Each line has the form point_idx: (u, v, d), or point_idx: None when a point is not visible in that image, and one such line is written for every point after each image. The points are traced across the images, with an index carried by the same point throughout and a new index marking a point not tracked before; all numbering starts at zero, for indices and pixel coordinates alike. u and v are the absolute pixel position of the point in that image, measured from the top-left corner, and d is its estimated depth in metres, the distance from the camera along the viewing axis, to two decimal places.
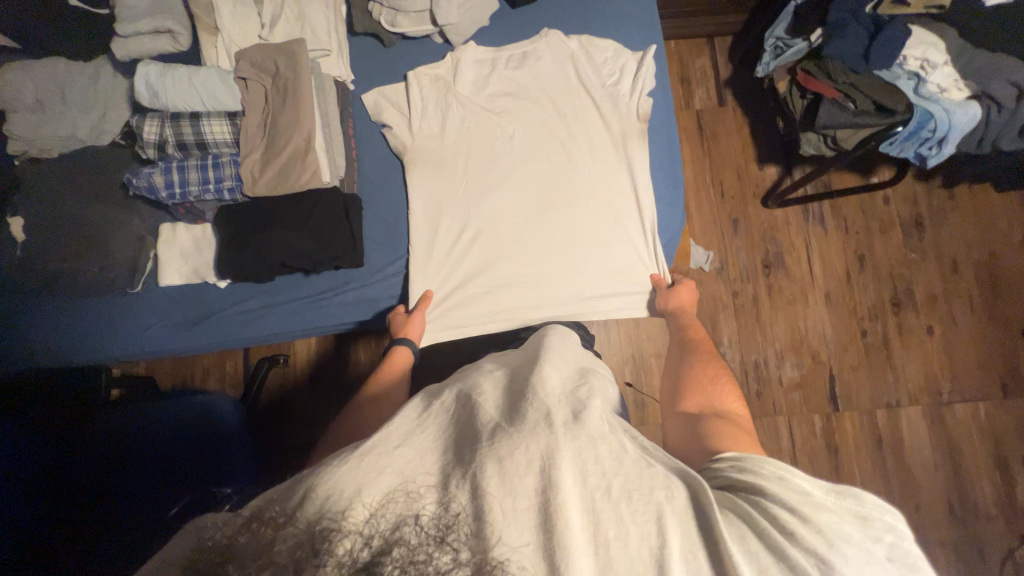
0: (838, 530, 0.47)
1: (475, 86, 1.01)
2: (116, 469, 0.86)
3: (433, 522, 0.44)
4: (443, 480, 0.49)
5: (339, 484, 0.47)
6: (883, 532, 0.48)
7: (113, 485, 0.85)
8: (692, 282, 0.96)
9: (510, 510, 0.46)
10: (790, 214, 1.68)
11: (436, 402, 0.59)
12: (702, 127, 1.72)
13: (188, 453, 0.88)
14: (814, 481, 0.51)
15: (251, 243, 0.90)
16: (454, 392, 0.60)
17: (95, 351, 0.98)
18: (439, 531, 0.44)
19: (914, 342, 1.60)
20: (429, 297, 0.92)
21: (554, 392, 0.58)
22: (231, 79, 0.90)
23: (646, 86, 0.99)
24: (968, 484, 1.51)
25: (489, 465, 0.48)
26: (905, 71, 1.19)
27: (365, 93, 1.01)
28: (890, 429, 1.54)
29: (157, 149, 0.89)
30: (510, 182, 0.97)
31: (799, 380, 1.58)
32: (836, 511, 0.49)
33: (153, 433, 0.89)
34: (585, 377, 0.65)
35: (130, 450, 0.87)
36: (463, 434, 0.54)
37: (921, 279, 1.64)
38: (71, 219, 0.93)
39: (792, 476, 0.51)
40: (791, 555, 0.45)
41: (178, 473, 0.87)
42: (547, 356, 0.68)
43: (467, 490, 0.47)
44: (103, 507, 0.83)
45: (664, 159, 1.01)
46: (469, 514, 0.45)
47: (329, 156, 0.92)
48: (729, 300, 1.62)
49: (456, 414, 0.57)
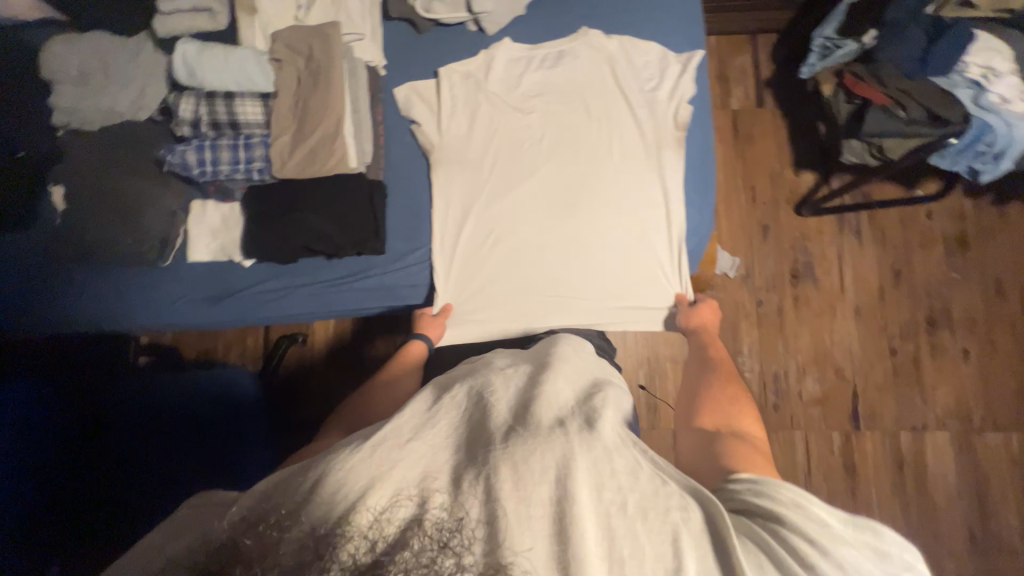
0: (859, 566, 0.46)
1: (507, 83, 0.99)
2: (135, 441, 0.90)
3: (440, 527, 0.45)
4: (453, 481, 0.49)
5: (352, 476, 0.49)
6: (902, 568, 0.47)
7: (131, 456, 0.88)
8: (715, 304, 0.96)
9: (524, 516, 0.46)
10: (824, 224, 1.61)
11: (447, 397, 0.59)
12: (737, 128, 1.66)
13: (205, 429, 0.91)
14: (832, 511, 0.49)
15: (277, 225, 0.91)
16: (465, 389, 0.60)
17: (124, 320, 1.02)
18: (444, 535, 0.45)
19: (947, 365, 1.53)
20: (447, 310, 0.94)
21: (566, 406, 0.58)
22: (265, 60, 0.90)
23: (684, 89, 0.96)
24: (994, 516, 1.45)
25: (503, 469, 0.49)
26: (965, 80, 1.11)
27: (397, 80, 1.00)
28: (914, 453, 1.49)
29: (192, 127, 0.90)
30: (535, 182, 0.95)
31: (819, 395, 1.53)
32: (856, 545, 0.47)
33: (174, 407, 0.92)
34: (599, 386, 0.64)
35: (149, 424, 0.91)
36: (474, 434, 0.54)
37: (961, 301, 1.56)
38: (106, 189, 0.95)
39: (812, 505, 0.49)
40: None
41: (193, 447, 0.89)
42: (562, 362, 0.67)
43: (478, 493, 0.48)
44: (119, 477, 0.87)
45: (697, 163, 0.97)
46: (482, 518, 0.46)
47: (357, 142, 0.92)
48: (752, 308, 1.58)
49: (468, 412, 0.57)
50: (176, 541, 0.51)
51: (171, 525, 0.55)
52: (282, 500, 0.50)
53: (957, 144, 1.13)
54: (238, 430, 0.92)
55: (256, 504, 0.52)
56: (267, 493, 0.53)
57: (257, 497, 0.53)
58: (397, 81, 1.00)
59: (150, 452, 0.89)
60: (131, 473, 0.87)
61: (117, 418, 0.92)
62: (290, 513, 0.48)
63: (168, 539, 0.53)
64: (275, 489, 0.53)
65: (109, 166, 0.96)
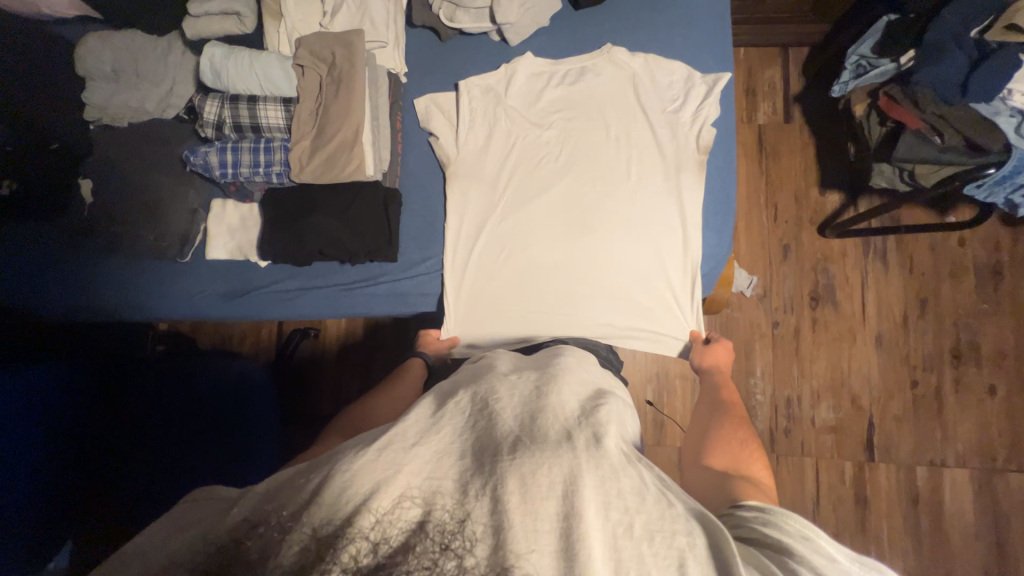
0: None
1: (527, 97, 0.98)
2: (153, 428, 0.92)
3: (441, 530, 0.48)
4: (459, 487, 0.50)
5: (356, 480, 0.49)
6: None
7: (147, 442, 0.91)
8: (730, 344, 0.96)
9: (530, 529, 0.46)
10: (849, 247, 1.56)
11: (451, 403, 0.59)
12: (763, 144, 1.62)
13: (214, 422, 0.93)
14: (838, 547, 0.50)
15: (293, 228, 0.92)
16: (469, 395, 0.60)
17: (142, 309, 1.04)
18: (445, 538, 0.48)
19: (970, 400, 1.47)
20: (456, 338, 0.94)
21: (571, 417, 0.57)
22: (290, 65, 0.91)
23: (710, 112, 0.94)
24: (1012, 560, 1.39)
25: (511, 481, 0.48)
26: (1006, 108, 1.05)
27: (418, 89, 1.01)
28: (929, 489, 1.43)
29: (216, 129, 0.92)
30: (552, 195, 0.95)
31: (833, 423, 1.48)
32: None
33: (191, 396, 0.94)
34: (602, 398, 0.63)
35: (167, 412, 0.93)
36: (478, 441, 0.54)
37: (991, 334, 1.50)
38: (135, 186, 0.98)
39: (817, 538, 0.51)
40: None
41: (208, 436, 0.92)
42: (565, 373, 0.67)
43: (484, 502, 0.48)
44: (136, 463, 0.90)
45: (717, 187, 0.96)
46: (488, 526, 0.47)
47: (375, 149, 0.92)
48: (767, 330, 1.54)
49: (472, 418, 0.57)
50: (187, 531, 0.53)
51: (179, 518, 0.56)
52: (283, 503, 0.51)
53: (994, 175, 1.08)
54: (250, 422, 0.93)
55: (257, 503, 0.53)
56: (269, 492, 0.54)
57: (256, 499, 0.54)
58: (418, 90, 1.00)
59: (166, 440, 0.91)
60: (147, 461, 0.90)
61: (134, 404, 0.95)
62: (292, 516, 0.49)
63: (171, 536, 0.53)
64: (277, 490, 0.54)
65: (138, 163, 0.99)
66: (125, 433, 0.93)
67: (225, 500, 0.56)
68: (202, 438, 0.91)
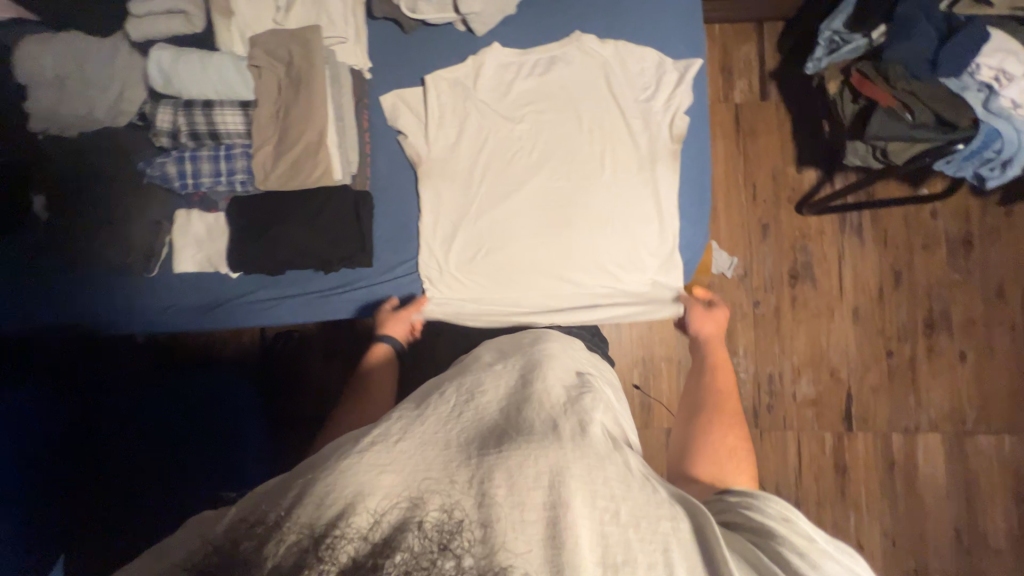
0: None
1: (497, 90, 0.96)
2: (141, 441, 0.89)
3: (439, 529, 0.44)
4: (448, 481, 0.48)
5: (342, 480, 0.46)
6: None
7: (137, 456, 0.88)
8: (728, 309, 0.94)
9: (519, 520, 0.45)
10: (826, 224, 1.58)
11: (436, 397, 0.58)
12: (740, 123, 1.61)
13: (202, 430, 0.89)
14: (818, 531, 0.50)
15: (262, 238, 0.89)
16: (454, 387, 0.60)
17: (122, 320, 0.99)
18: (443, 537, 0.44)
19: (942, 368, 1.53)
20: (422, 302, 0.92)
21: (558, 406, 0.57)
22: (244, 67, 0.87)
23: (683, 102, 0.94)
24: (980, 515, 1.47)
25: (498, 473, 0.48)
26: (975, 83, 1.04)
27: (383, 85, 0.97)
28: (904, 453, 1.49)
29: (171, 138, 0.88)
30: (527, 188, 0.93)
31: (813, 396, 1.53)
32: (839, 562, 0.47)
33: (178, 406, 0.91)
34: (587, 385, 0.63)
35: (156, 425, 0.90)
36: (465, 435, 0.53)
37: (961, 302, 1.54)
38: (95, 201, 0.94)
39: (796, 518, 0.50)
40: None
41: (194, 446, 0.88)
42: (552, 360, 0.66)
43: (471, 496, 0.47)
44: (126, 479, 0.87)
45: (692, 176, 0.96)
46: (478, 520, 0.46)
47: (342, 151, 0.90)
48: (748, 309, 1.56)
49: (458, 409, 0.56)
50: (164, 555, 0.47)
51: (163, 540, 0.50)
52: (264, 512, 0.47)
53: (963, 151, 1.10)
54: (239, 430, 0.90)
55: (241, 515, 0.48)
56: (253, 503, 0.50)
57: (244, 508, 0.49)
58: (383, 86, 0.97)
59: (156, 455, 0.89)
60: (138, 475, 0.87)
61: (120, 419, 0.91)
62: (274, 525, 0.45)
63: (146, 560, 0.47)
64: (264, 497, 0.50)
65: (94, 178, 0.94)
66: (112, 448, 0.89)
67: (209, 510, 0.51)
68: (188, 448, 0.88)
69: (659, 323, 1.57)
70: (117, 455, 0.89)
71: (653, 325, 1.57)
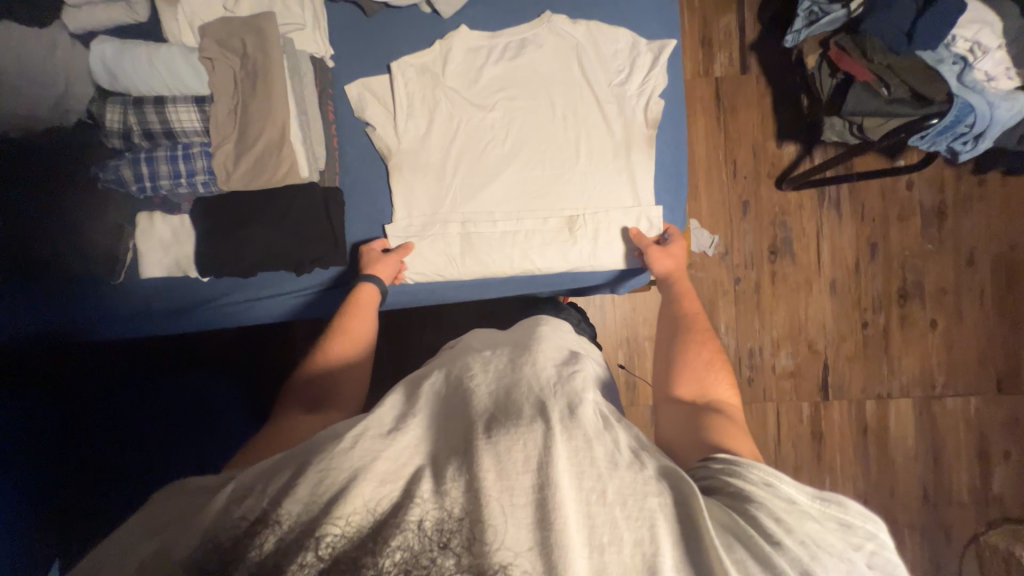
0: (820, 539, 0.46)
1: (467, 76, 0.92)
2: (136, 437, 0.95)
3: (439, 529, 0.45)
4: (438, 472, 0.48)
5: (333, 469, 0.46)
6: (863, 540, 0.47)
7: (128, 451, 0.93)
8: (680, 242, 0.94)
9: (507, 503, 0.45)
10: (805, 198, 1.59)
11: (424, 388, 0.57)
12: (720, 98, 1.59)
13: (194, 429, 0.98)
14: (799, 487, 0.50)
15: (229, 238, 0.86)
16: (444, 379, 0.59)
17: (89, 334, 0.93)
18: (443, 535, 0.44)
19: (915, 335, 1.58)
20: (409, 249, 0.90)
21: (547, 384, 0.55)
22: (195, 58, 0.82)
23: (657, 86, 0.93)
24: (947, 472, 1.55)
25: (486, 457, 0.47)
26: (950, 55, 1.05)
27: (348, 74, 0.94)
28: (877, 418, 1.56)
29: (123, 139, 0.84)
30: (502, 177, 0.92)
31: (792, 368, 1.57)
32: (819, 519, 0.48)
33: (174, 410, 0.99)
34: (576, 363, 0.62)
35: (150, 422, 0.97)
36: (455, 424, 0.52)
37: (934, 272, 1.58)
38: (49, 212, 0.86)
39: (778, 481, 0.50)
40: (778, 564, 0.43)
41: (186, 442, 0.96)
42: (541, 342, 0.66)
43: (460, 483, 0.46)
44: (115, 471, 0.91)
45: (667, 161, 0.97)
46: (467, 505, 0.45)
47: (307, 145, 0.87)
48: (730, 286, 1.58)
49: (449, 401, 0.56)
50: (149, 540, 0.47)
51: (149, 511, 0.51)
52: (250, 505, 0.47)
53: (937, 126, 1.08)
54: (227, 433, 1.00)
55: (221, 515, 0.47)
56: (239, 493, 0.48)
57: (226, 498, 0.48)
58: (348, 75, 0.94)
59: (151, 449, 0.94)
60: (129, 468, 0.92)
61: (110, 416, 0.94)
62: (261, 517, 0.45)
63: (131, 531, 0.49)
64: (249, 490, 0.48)
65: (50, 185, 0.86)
66: (105, 446, 0.91)
67: (197, 492, 0.52)
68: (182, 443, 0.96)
69: (643, 304, 1.58)
70: (105, 450, 0.91)
71: (636, 306, 1.58)
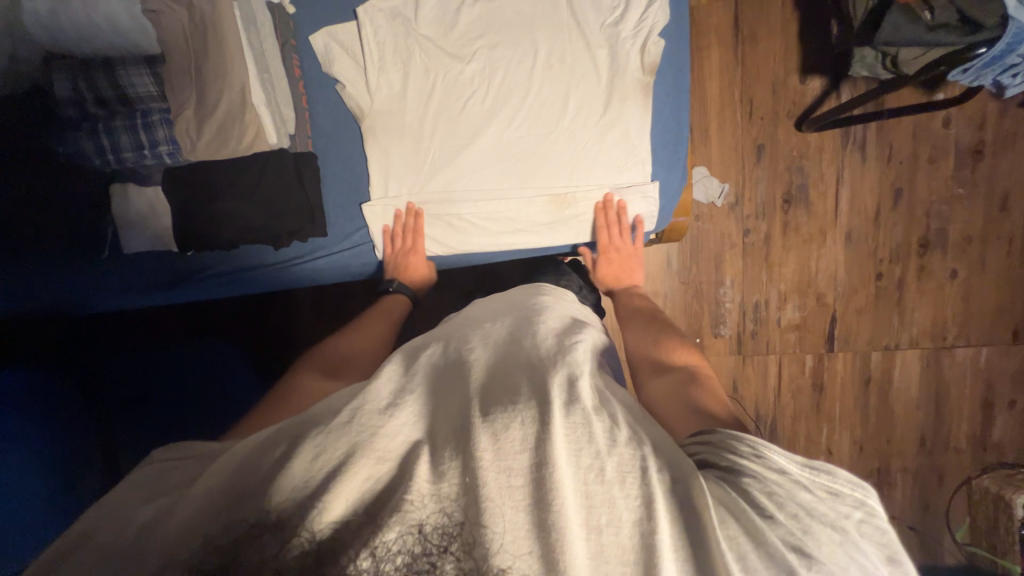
0: (811, 512, 0.42)
1: (442, 21, 0.88)
2: (136, 396, 0.91)
3: (439, 533, 0.41)
4: (433, 455, 0.44)
5: (328, 445, 0.43)
6: (852, 509, 0.43)
7: (137, 403, 0.91)
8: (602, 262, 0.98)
9: (506, 487, 0.42)
10: (826, 140, 1.46)
11: (417, 361, 0.55)
12: (740, 25, 1.41)
13: (197, 388, 0.94)
14: (789, 456, 0.46)
15: (205, 211, 0.83)
16: (437, 354, 0.56)
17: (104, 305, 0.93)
18: (444, 539, 0.41)
19: (931, 286, 1.51)
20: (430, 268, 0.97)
21: (547, 359, 0.53)
22: (139, 12, 0.74)
23: (656, 24, 0.89)
24: (947, 421, 1.54)
25: (483, 437, 0.44)
26: None
27: (310, 21, 0.88)
28: (882, 369, 1.54)
29: (77, 110, 0.78)
30: (485, 133, 0.90)
31: (798, 321, 1.53)
32: (810, 488, 0.44)
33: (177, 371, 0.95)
34: (577, 334, 0.60)
35: (152, 378, 0.93)
36: (453, 399, 0.50)
37: (962, 218, 1.48)
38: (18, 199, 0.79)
39: (769, 452, 0.46)
40: (770, 542, 0.40)
41: (188, 404, 0.93)
42: (541, 316, 0.64)
43: (456, 466, 0.43)
44: (126, 427, 0.89)
45: (666, 110, 0.94)
46: (466, 489, 0.42)
47: (272, 110, 0.82)
48: (738, 238, 1.49)
49: (443, 373, 0.54)
50: (148, 505, 0.46)
51: (148, 474, 0.51)
52: (244, 485, 0.44)
53: (984, 57, 0.95)
54: (230, 389, 0.95)
55: (220, 503, 0.43)
56: (238, 471, 0.45)
57: (220, 482, 0.44)
58: (311, 22, 0.88)
59: (157, 403, 0.92)
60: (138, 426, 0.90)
61: (117, 376, 0.92)
62: (255, 494, 0.43)
63: (122, 501, 0.47)
64: (240, 474, 0.45)
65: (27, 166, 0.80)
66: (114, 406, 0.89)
67: (196, 457, 0.52)
68: (190, 392, 0.93)
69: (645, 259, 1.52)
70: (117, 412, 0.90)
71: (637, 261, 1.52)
